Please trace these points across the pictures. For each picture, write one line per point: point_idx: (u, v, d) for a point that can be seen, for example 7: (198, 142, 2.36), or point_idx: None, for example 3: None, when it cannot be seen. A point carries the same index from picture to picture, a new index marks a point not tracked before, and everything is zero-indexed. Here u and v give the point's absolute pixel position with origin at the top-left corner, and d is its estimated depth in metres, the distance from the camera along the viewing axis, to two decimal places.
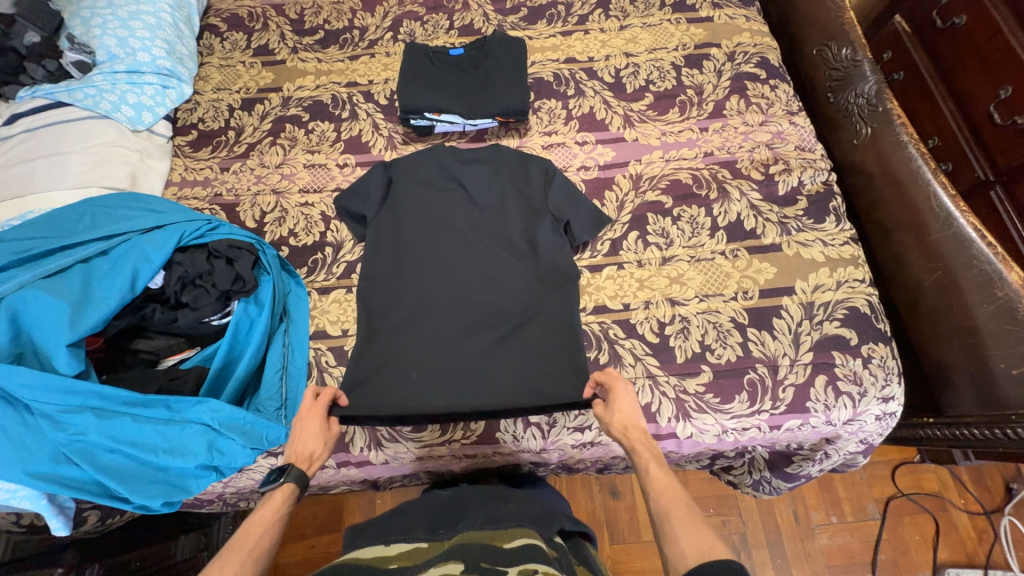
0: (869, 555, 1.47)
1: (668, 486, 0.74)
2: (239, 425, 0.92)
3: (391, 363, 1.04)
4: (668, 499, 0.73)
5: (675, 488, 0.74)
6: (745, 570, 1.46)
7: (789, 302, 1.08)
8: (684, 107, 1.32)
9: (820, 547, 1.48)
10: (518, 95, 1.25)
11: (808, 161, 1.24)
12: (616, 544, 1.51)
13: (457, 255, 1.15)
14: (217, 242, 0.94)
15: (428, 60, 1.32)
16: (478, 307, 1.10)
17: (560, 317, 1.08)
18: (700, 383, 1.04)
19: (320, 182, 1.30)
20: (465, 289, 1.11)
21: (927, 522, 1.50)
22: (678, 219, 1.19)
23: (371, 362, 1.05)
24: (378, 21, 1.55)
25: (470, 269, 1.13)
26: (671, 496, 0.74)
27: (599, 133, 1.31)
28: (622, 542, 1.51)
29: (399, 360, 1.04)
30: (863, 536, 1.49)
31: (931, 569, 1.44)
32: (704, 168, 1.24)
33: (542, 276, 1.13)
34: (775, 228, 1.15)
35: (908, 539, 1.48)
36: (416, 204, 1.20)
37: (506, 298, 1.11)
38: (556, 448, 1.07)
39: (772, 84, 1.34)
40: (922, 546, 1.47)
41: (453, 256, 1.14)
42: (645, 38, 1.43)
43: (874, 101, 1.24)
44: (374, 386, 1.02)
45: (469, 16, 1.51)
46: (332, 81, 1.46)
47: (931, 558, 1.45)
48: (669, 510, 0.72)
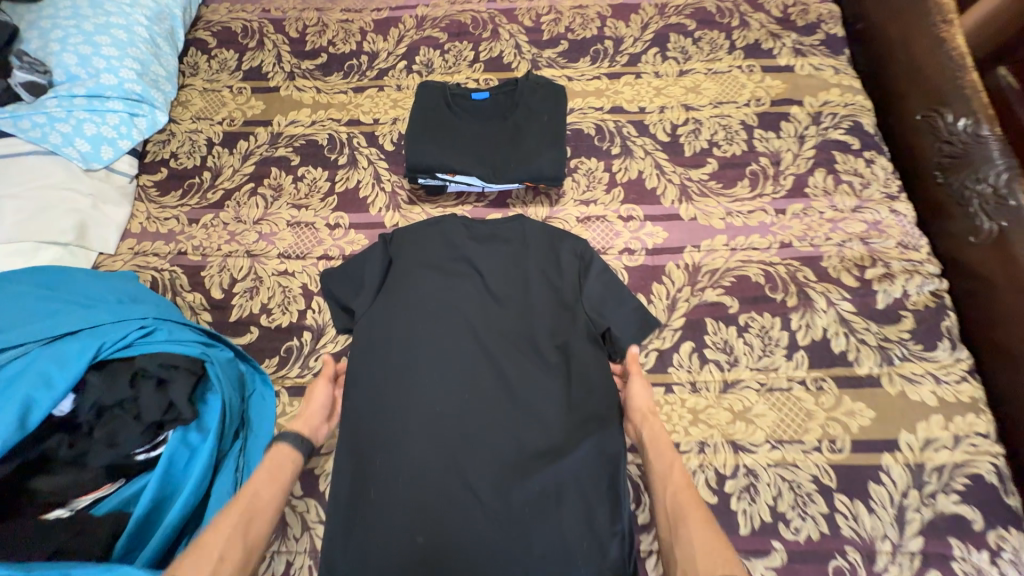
0: None
1: (685, 486, 0.73)
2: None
3: (383, 518, 0.82)
4: (685, 501, 0.72)
5: (693, 494, 0.72)
6: None
7: (891, 460, 0.82)
8: (755, 180, 1.07)
9: None
10: (552, 157, 1.01)
11: (913, 264, 0.98)
12: None
13: (470, 365, 0.92)
14: (146, 358, 0.72)
15: (444, 104, 1.08)
16: (496, 438, 0.88)
17: (597, 461, 0.86)
18: (770, 567, 0.78)
19: (305, 245, 1.08)
20: (481, 415, 0.89)
21: None
22: (745, 330, 0.94)
23: (357, 516, 0.83)
24: (391, 47, 1.32)
25: (487, 387, 0.91)
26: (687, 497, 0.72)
27: (647, 208, 1.07)
28: None
29: (397, 517, 0.82)
30: None
31: None
32: (779, 263, 0.99)
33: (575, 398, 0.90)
34: (873, 355, 0.89)
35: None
36: (419, 294, 0.97)
37: (531, 425, 0.89)
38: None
39: (867, 157, 1.09)
40: None
41: (464, 367, 0.92)
42: (708, 88, 1.18)
43: (1003, 190, 0.94)
44: (365, 554, 0.80)
45: (498, 47, 1.28)
46: (331, 116, 1.23)
47: None
48: (685, 512, 0.70)
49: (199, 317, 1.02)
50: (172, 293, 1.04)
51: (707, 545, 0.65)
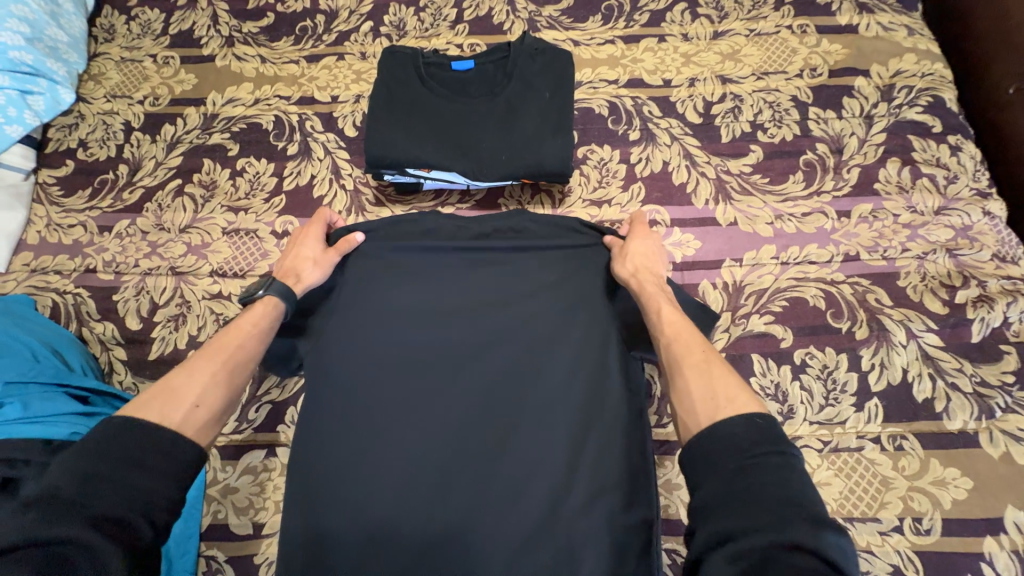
0: None
1: (677, 328, 0.60)
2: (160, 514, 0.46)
3: None
4: (680, 346, 0.58)
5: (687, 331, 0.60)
6: None
7: (994, 546, 0.64)
8: (811, 173, 0.85)
9: None
10: (554, 147, 0.78)
11: (1014, 283, 0.77)
12: None
13: (455, 395, 0.73)
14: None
15: (416, 73, 0.83)
16: (494, 494, 0.69)
17: (626, 522, 0.67)
18: None
19: (245, 260, 0.86)
20: (472, 459, 0.70)
21: None
22: (802, 371, 0.74)
23: None
24: (353, 3, 1.06)
25: (477, 423, 0.72)
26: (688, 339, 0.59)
27: (676, 209, 0.85)
28: None
29: None
30: None
31: None
32: (843, 282, 0.78)
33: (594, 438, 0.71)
34: (969, 406, 0.70)
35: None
36: (386, 311, 0.78)
37: (539, 477, 0.69)
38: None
39: (951, 142, 0.86)
40: None
41: (445, 399, 0.73)
42: (750, 54, 0.94)
43: None
44: None
45: (486, 3, 1.02)
46: (278, 93, 0.99)
47: None
48: (680, 356, 0.57)
49: (111, 354, 0.81)
50: (76, 322, 0.83)
51: (714, 391, 0.52)
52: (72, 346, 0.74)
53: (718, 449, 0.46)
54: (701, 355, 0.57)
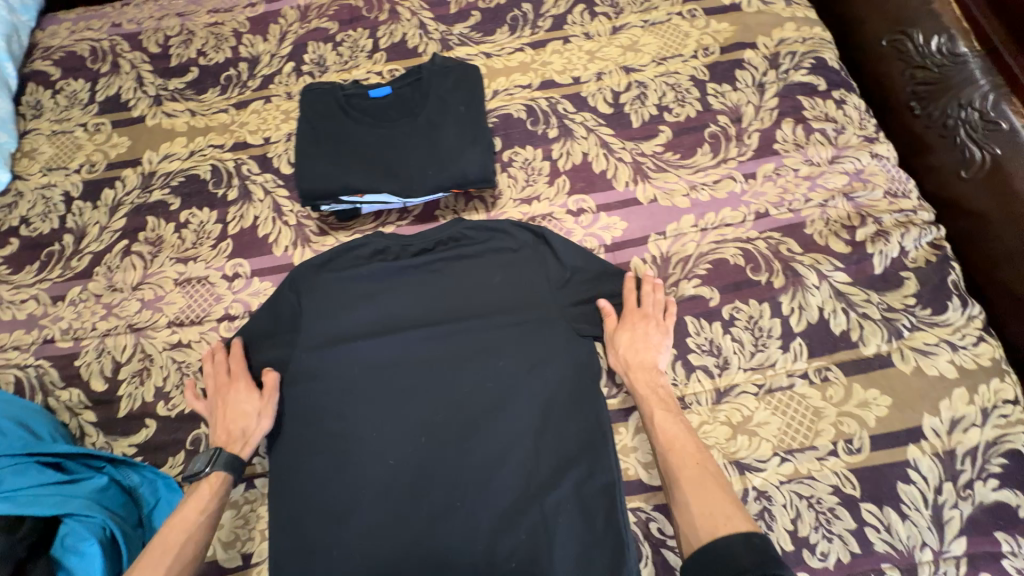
0: None
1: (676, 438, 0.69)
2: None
3: None
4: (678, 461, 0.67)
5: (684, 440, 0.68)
6: None
7: (917, 452, 0.71)
8: (716, 144, 0.93)
9: None
10: (476, 156, 0.83)
11: (905, 215, 0.85)
12: None
13: (420, 400, 0.78)
14: None
15: (338, 107, 0.87)
16: (469, 482, 0.74)
17: (592, 488, 0.73)
18: None
19: (199, 307, 0.89)
20: (444, 454, 0.75)
21: None
22: (731, 325, 0.80)
23: None
24: (274, 47, 1.11)
25: (445, 421, 0.77)
26: (685, 454, 0.67)
27: (599, 196, 0.91)
28: None
29: None
30: None
31: None
32: (758, 238, 0.85)
33: (553, 416, 0.77)
34: (879, 331, 0.77)
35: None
36: (345, 333, 0.83)
37: (507, 460, 0.75)
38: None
39: (836, 97, 0.95)
40: None
41: (412, 404, 0.78)
42: (648, 43, 1.02)
43: (994, 117, 0.87)
44: None
45: (400, 30, 1.08)
46: (212, 142, 1.02)
47: None
48: (680, 471, 0.66)
49: (80, 419, 0.83)
50: (42, 394, 0.84)
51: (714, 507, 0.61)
52: (38, 416, 0.76)
53: (707, 563, 0.57)
54: (698, 471, 0.65)
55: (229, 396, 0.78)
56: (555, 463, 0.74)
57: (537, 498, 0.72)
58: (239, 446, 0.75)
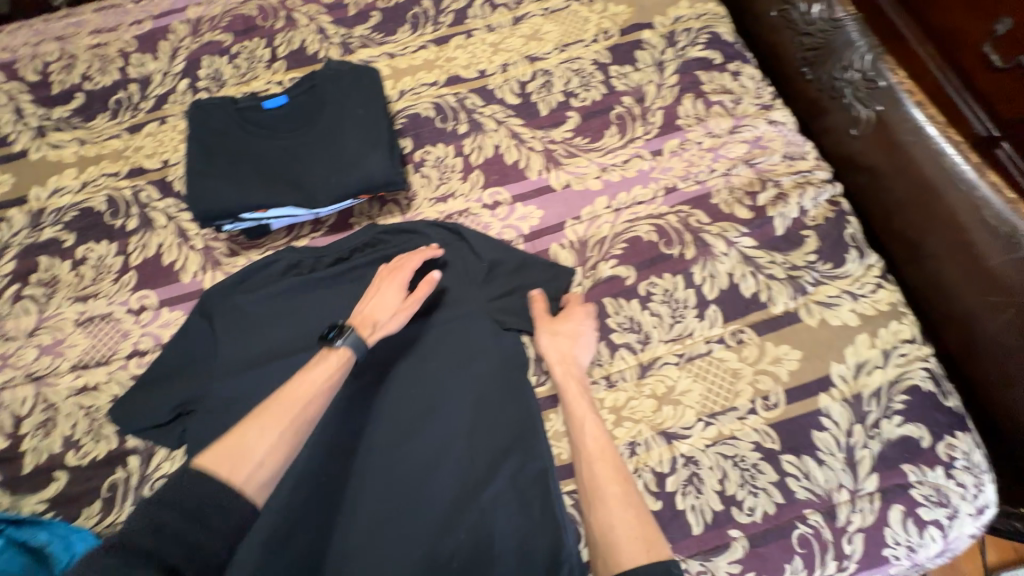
0: None
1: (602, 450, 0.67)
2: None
3: None
4: (602, 475, 0.65)
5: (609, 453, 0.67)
6: None
7: (828, 400, 0.74)
8: (623, 124, 0.94)
9: None
10: (379, 157, 0.81)
11: (802, 175, 0.89)
12: None
13: (352, 415, 0.78)
14: None
15: (231, 121, 0.84)
16: (406, 489, 0.73)
17: (529, 477, 0.72)
18: (733, 561, 0.69)
19: (105, 346, 0.83)
20: (379, 465, 0.74)
21: None
22: (648, 300, 0.82)
23: None
24: (166, 65, 1.05)
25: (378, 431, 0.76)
26: (606, 467, 0.65)
27: (514, 186, 0.91)
28: None
29: None
30: None
31: None
32: (668, 213, 0.87)
33: (484, 411, 0.76)
34: (785, 289, 0.80)
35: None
36: (262, 356, 0.80)
37: (442, 461, 0.74)
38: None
39: (732, 69, 0.98)
40: None
41: (344, 419, 0.77)
42: (549, 31, 1.03)
43: (871, 74, 0.92)
44: None
45: (298, 36, 1.05)
46: (105, 171, 0.96)
47: None
48: (603, 486, 0.63)
49: None
50: None
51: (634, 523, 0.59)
52: None
53: None
54: (621, 487, 0.63)
55: (391, 282, 0.78)
56: (490, 458, 0.74)
57: (475, 496, 0.72)
58: (367, 328, 0.74)
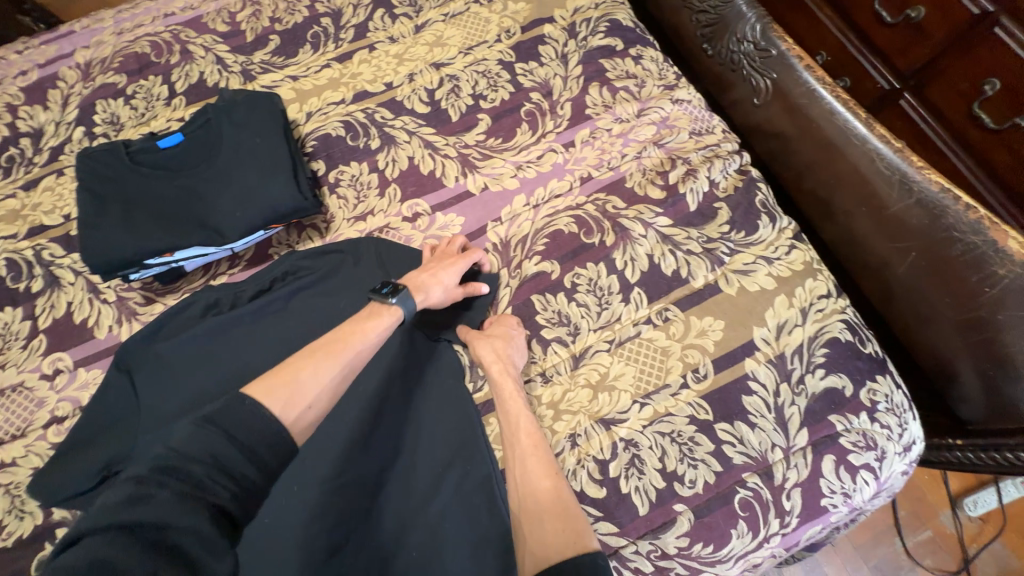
0: (890, 519, 1.38)
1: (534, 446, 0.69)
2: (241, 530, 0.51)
3: None
4: (533, 469, 0.67)
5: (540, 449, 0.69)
6: None
7: (754, 364, 0.77)
8: (534, 121, 0.95)
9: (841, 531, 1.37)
10: (283, 184, 0.79)
11: (710, 149, 0.92)
12: None
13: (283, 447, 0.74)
14: None
15: (122, 165, 0.80)
16: (348, 515, 0.71)
17: (473, 483, 0.72)
18: (681, 535, 0.70)
19: (19, 418, 0.79)
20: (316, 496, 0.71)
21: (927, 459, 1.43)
22: (575, 291, 0.82)
23: None
24: (58, 114, 1.00)
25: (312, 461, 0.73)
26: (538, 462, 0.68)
27: (432, 196, 0.91)
28: None
29: None
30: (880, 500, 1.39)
31: (949, 505, 1.39)
32: (586, 203, 0.88)
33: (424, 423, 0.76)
34: (703, 262, 0.82)
35: (919, 482, 1.42)
36: (189, 403, 0.77)
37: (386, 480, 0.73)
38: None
39: (634, 54, 1.00)
40: (934, 484, 1.41)
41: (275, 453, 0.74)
42: (452, 35, 1.02)
43: (763, 44, 0.96)
44: None
45: (195, 69, 1.01)
46: (2, 234, 0.91)
47: (946, 494, 1.40)
48: (535, 480, 0.66)
49: None
50: None
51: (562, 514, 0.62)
52: None
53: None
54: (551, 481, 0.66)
55: (449, 262, 0.80)
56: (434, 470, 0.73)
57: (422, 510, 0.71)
58: (419, 296, 0.75)
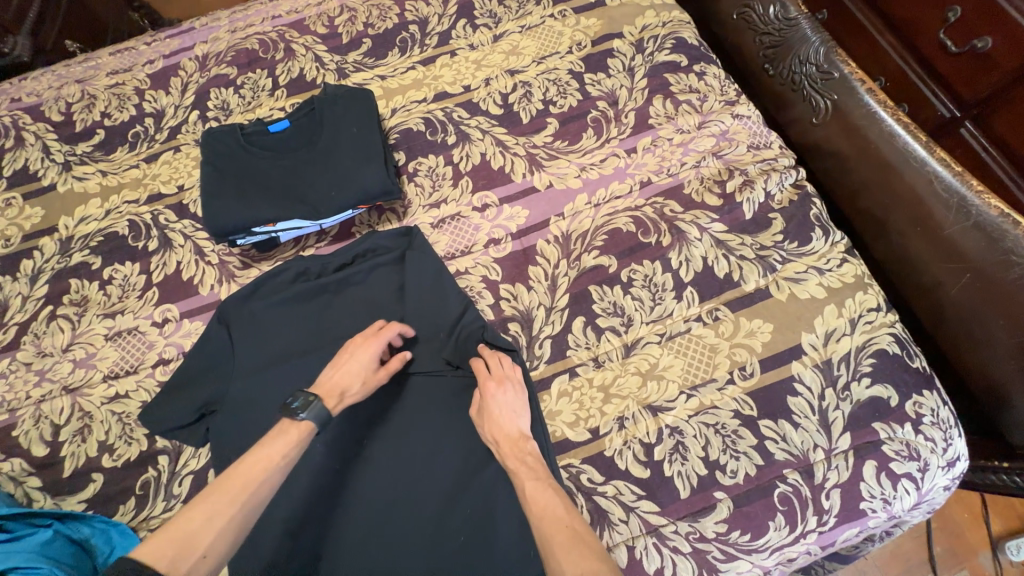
0: (926, 553, 1.35)
1: (544, 506, 0.65)
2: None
3: None
4: (549, 526, 0.63)
5: (552, 508, 0.65)
6: None
7: (801, 367, 0.80)
8: (599, 127, 1.02)
9: (874, 561, 1.35)
10: (375, 169, 0.89)
11: (767, 163, 0.96)
12: None
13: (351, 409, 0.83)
14: None
15: (239, 145, 0.93)
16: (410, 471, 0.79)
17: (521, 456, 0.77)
18: (720, 521, 0.74)
19: (133, 357, 0.90)
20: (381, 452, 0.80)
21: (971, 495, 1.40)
22: (630, 286, 0.88)
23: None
24: (177, 99, 1.14)
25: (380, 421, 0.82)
26: (553, 519, 0.63)
27: (500, 190, 0.99)
28: None
29: None
30: (914, 534, 1.36)
31: (990, 546, 1.35)
32: (645, 205, 0.94)
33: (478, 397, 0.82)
34: (755, 268, 0.86)
35: (959, 519, 1.38)
36: (279, 357, 0.87)
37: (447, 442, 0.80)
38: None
39: (698, 70, 1.06)
40: (975, 523, 1.37)
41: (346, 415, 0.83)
42: (527, 45, 1.11)
43: (825, 67, 1.01)
44: None
45: (297, 65, 1.14)
46: (126, 199, 1.04)
47: (987, 534, 1.36)
48: (550, 537, 0.61)
49: (25, 486, 0.82)
50: None
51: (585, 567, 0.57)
52: None
53: None
54: (570, 537, 0.61)
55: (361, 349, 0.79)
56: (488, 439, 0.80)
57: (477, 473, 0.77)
58: (335, 400, 0.74)
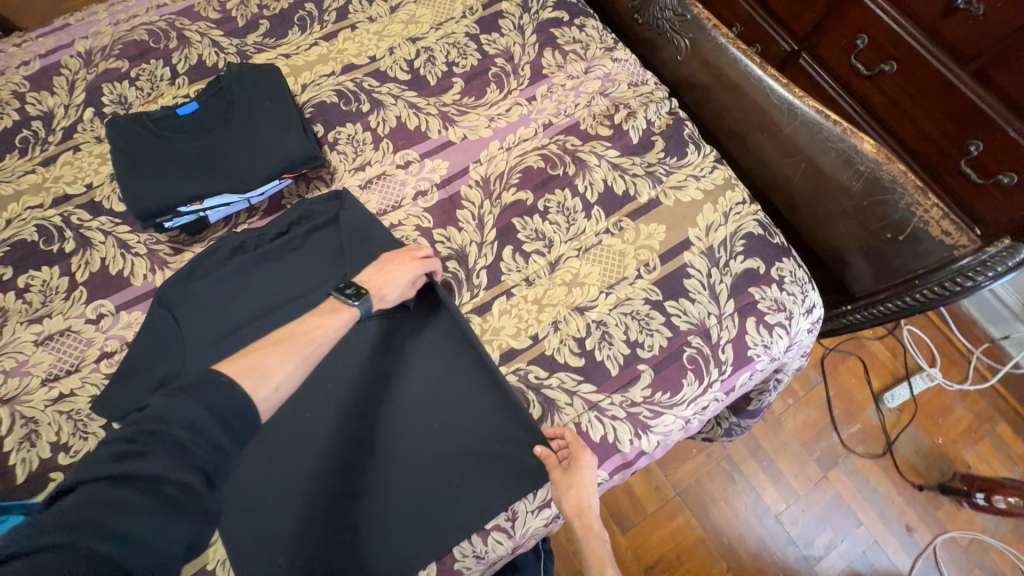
0: (826, 418, 1.64)
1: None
2: (199, 522, 0.57)
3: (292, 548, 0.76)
4: None
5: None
6: (744, 486, 1.54)
7: (690, 255, 0.98)
8: (501, 81, 1.13)
9: (789, 431, 1.62)
10: (298, 139, 0.94)
11: (645, 96, 1.12)
12: (628, 531, 1.48)
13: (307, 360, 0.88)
14: None
15: (149, 131, 0.93)
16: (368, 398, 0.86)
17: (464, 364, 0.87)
18: (645, 387, 0.90)
19: (72, 356, 0.89)
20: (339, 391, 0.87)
21: (854, 363, 1.71)
22: (547, 213, 1.01)
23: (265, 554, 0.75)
24: (65, 98, 1.09)
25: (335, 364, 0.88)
26: None
27: (420, 147, 1.07)
28: (632, 526, 1.48)
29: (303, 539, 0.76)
30: (816, 403, 1.65)
31: (872, 401, 1.66)
32: (550, 143, 1.07)
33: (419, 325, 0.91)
34: (646, 182, 1.03)
35: (848, 385, 1.69)
36: (230, 327, 0.90)
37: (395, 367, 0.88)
38: (489, 569, 0.85)
39: (579, 24, 1.19)
40: (859, 384, 1.69)
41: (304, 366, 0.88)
42: (424, 14, 1.19)
43: (680, 11, 1.18)
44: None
45: (194, 53, 1.13)
46: (28, 205, 1.00)
47: (869, 391, 1.67)
48: None
49: None
50: None
51: None
52: None
53: None
54: None
55: (403, 262, 0.87)
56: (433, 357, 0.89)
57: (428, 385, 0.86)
58: (377, 296, 0.83)
